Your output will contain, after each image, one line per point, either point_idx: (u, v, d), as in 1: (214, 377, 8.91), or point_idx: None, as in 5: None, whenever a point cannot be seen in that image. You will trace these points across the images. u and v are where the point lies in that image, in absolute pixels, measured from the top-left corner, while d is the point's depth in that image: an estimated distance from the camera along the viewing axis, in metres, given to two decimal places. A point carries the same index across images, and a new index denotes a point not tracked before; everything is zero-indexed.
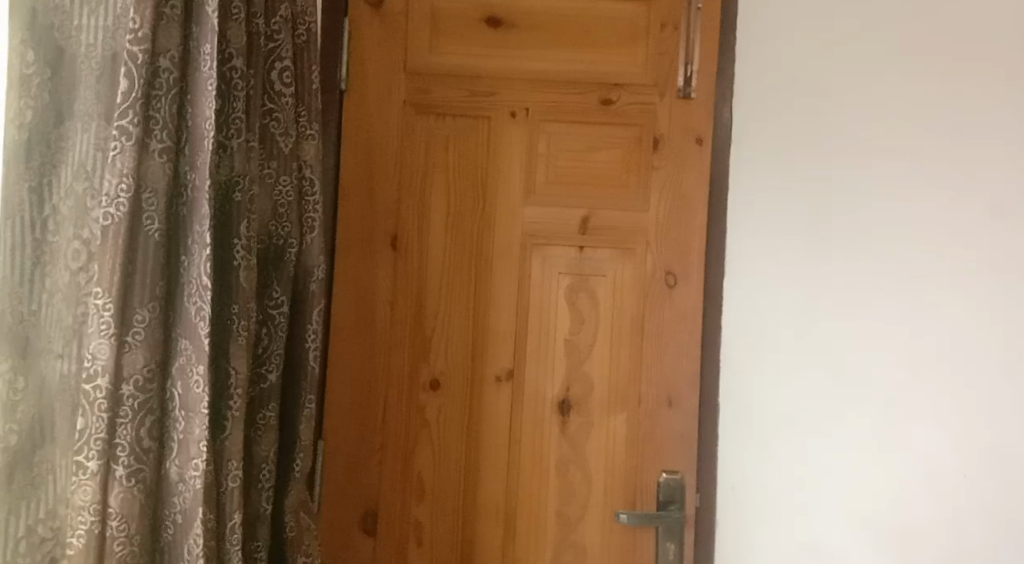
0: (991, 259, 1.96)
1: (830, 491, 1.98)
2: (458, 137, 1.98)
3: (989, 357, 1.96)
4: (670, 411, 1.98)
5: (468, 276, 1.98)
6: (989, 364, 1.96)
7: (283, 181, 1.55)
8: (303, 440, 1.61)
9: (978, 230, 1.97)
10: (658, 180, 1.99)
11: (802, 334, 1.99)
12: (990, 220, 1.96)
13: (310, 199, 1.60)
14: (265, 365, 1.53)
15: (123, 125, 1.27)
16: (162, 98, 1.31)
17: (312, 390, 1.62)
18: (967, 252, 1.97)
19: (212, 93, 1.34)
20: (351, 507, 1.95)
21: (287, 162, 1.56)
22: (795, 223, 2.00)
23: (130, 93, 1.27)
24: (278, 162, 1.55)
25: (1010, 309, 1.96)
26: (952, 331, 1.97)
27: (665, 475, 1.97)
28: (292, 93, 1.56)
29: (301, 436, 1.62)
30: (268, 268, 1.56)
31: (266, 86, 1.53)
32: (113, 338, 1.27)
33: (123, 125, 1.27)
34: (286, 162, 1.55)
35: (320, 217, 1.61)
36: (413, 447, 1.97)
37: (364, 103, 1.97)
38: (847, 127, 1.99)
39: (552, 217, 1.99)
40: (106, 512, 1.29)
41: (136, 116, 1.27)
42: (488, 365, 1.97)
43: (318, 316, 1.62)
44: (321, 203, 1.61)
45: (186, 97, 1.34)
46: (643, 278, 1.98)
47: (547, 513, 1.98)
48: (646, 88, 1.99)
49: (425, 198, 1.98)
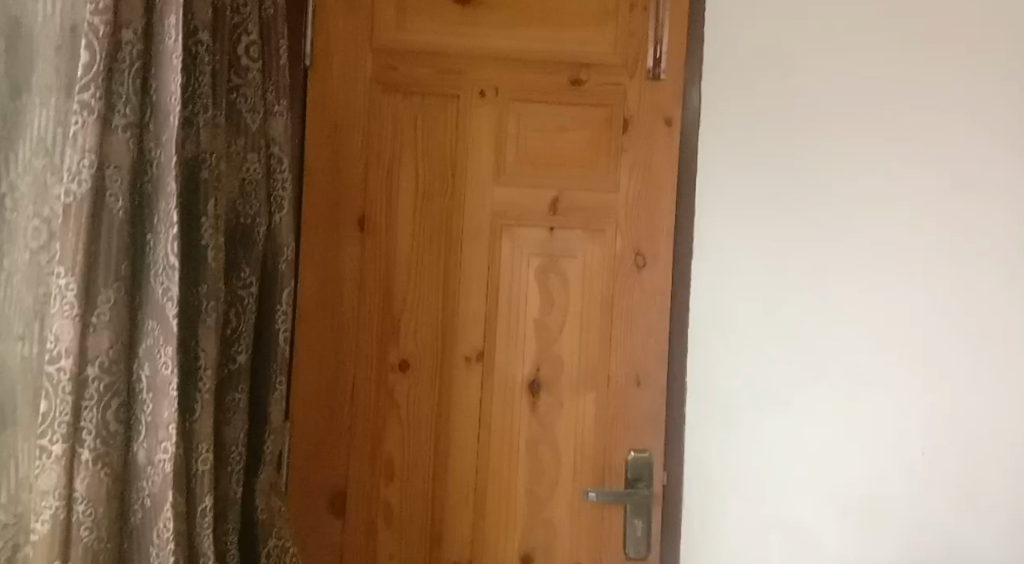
0: (957, 238, 1.99)
1: (797, 468, 1.99)
2: (426, 116, 1.96)
3: (955, 334, 1.99)
4: (639, 390, 1.97)
5: (438, 255, 1.96)
6: (953, 338, 1.99)
7: (250, 160, 1.53)
8: (274, 422, 1.59)
9: (944, 209, 1.99)
10: (628, 160, 1.98)
11: (771, 312, 1.99)
12: (956, 199, 1.99)
13: (278, 177, 1.58)
14: (234, 346, 1.50)
15: (84, 99, 1.24)
16: (125, 73, 1.28)
17: (283, 373, 1.59)
18: (933, 230, 1.99)
19: (178, 66, 1.30)
20: (319, 489, 1.94)
21: (254, 140, 1.53)
22: (765, 203, 1.99)
23: (91, 66, 1.24)
24: (245, 140, 1.52)
25: (975, 287, 1.99)
26: (919, 308, 1.99)
27: (633, 453, 1.96)
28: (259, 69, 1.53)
29: (271, 418, 1.59)
30: (235, 248, 1.52)
31: (232, 61, 1.51)
32: (76, 319, 1.24)
33: (84, 99, 1.24)
34: (253, 139, 1.53)
35: (289, 196, 1.58)
36: (381, 429, 1.95)
37: (330, 80, 1.94)
38: (816, 108, 1.99)
39: (521, 197, 1.97)
40: (72, 497, 1.26)
41: (98, 89, 1.24)
42: (458, 345, 1.96)
43: (288, 297, 1.59)
44: (290, 182, 1.59)
45: (150, 71, 1.31)
46: (612, 259, 1.98)
47: (516, 492, 1.97)
48: (616, 68, 1.98)
49: (393, 177, 1.95)
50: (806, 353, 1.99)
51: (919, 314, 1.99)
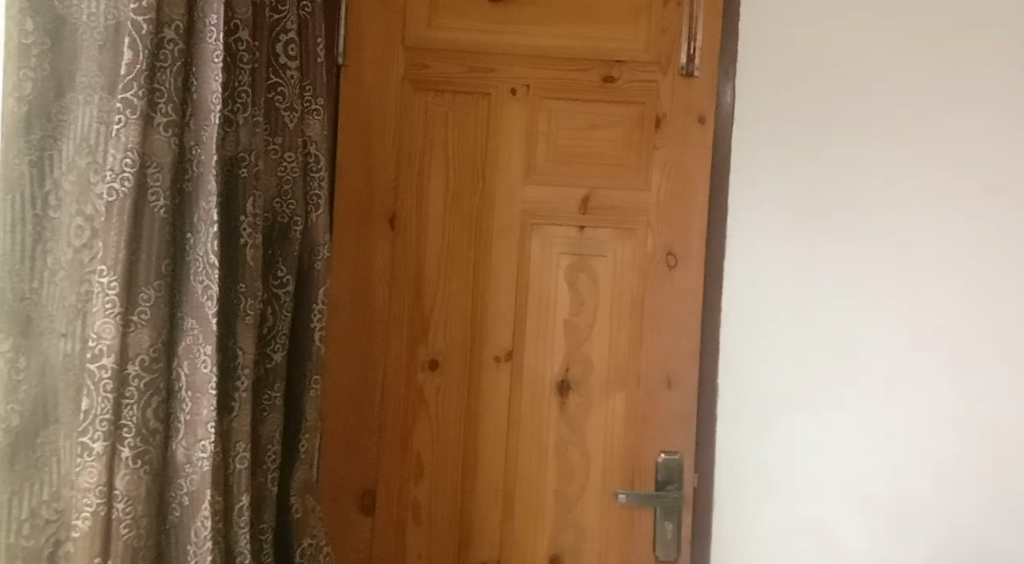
0: (997, 240, 1.95)
1: (829, 472, 1.97)
2: (457, 114, 1.96)
3: (991, 339, 1.95)
4: (669, 391, 1.96)
5: (467, 254, 1.96)
6: (992, 342, 1.95)
7: (288, 158, 1.52)
8: (309, 421, 1.59)
9: (982, 211, 1.95)
10: (660, 159, 1.97)
11: (802, 314, 1.98)
12: (996, 200, 1.94)
13: (315, 176, 1.57)
14: (271, 344, 1.51)
15: (127, 97, 1.24)
16: (167, 70, 1.28)
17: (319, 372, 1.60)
18: (971, 232, 1.95)
19: (218, 66, 1.32)
20: (349, 487, 1.94)
21: (292, 139, 1.52)
22: (796, 203, 1.98)
23: (134, 64, 1.24)
24: (283, 139, 1.52)
25: (1016, 290, 1.94)
26: (955, 311, 1.96)
27: (663, 455, 1.96)
28: (297, 67, 1.53)
29: (307, 417, 1.59)
30: (272, 247, 1.53)
31: (271, 59, 1.51)
32: (118, 317, 1.25)
33: (127, 97, 1.24)
34: (290, 139, 1.52)
35: (325, 194, 1.58)
36: (411, 428, 1.95)
37: (362, 78, 1.94)
38: (851, 107, 1.97)
39: (552, 196, 1.97)
40: (112, 495, 1.27)
41: (140, 88, 1.24)
42: (488, 345, 1.96)
43: (324, 295, 1.60)
44: (327, 181, 1.59)
45: (191, 70, 1.32)
46: (643, 258, 1.97)
47: (545, 493, 1.97)
48: (648, 65, 1.97)
49: (423, 176, 1.95)
50: (837, 354, 1.97)
51: (955, 316, 1.96)
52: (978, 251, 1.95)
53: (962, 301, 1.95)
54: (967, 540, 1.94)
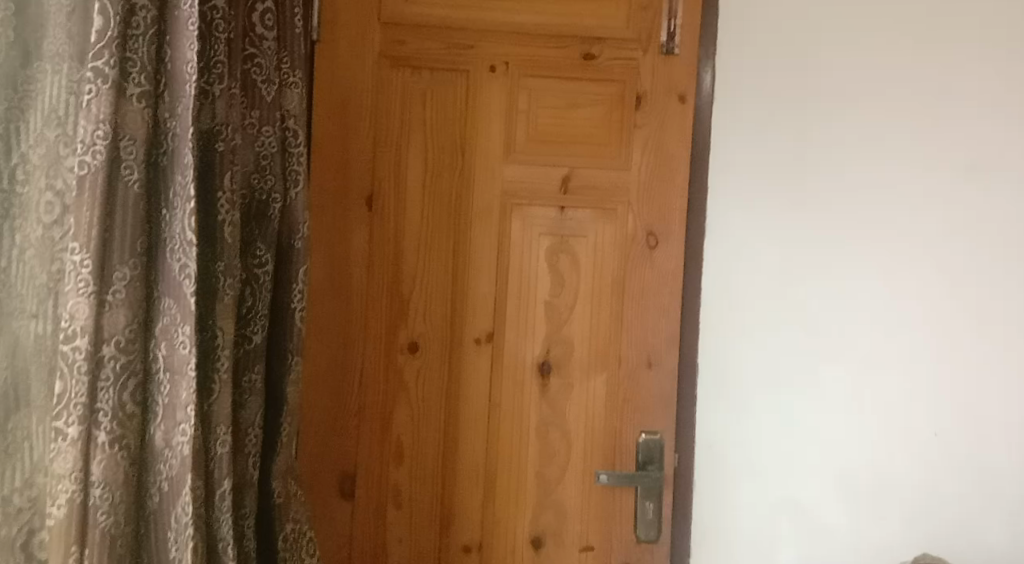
0: (975, 219, 1.96)
1: (810, 451, 1.97)
2: (435, 91, 1.92)
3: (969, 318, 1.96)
4: (651, 371, 1.94)
5: (446, 234, 1.93)
6: (971, 320, 1.96)
7: (265, 132, 1.49)
8: (292, 403, 1.56)
9: (961, 191, 1.96)
10: (641, 138, 1.94)
11: (785, 293, 1.97)
12: (974, 180, 1.96)
13: (295, 151, 1.53)
14: (250, 325, 1.47)
15: (98, 67, 1.20)
16: (139, 39, 1.24)
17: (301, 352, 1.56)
18: (951, 214, 1.96)
19: (192, 34, 1.27)
20: (329, 472, 1.91)
21: (270, 112, 1.50)
22: (778, 182, 1.96)
23: (105, 32, 1.20)
24: (260, 112, 1.49)
25: (994, 269, 1.96)
26: (935, 290, 1.96)
27: (644, 435, 1.94)
28: (274, 38, 1.50)
29: (290, 399, 1.56)
30: (251, 225, 1.49)
31: (248, 29, 1.48)
32: (92, 297, 1.22)
33: (98, 67, 1.20)
34: (268, 112, 1.49)
35: (305, 169, 1.54)
36: (391, 410, 1.92)
37: (337, 54, 1.91)
38: (832, 84, 1.96)
39: (532, 175, 1.94)
40: (88, 480, 1.23)
41: (111, 56, 1.20)
42: (467, 327, 1.93)
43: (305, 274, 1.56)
44: (306, 155, 1.54)
45: (164, 38, 1.27)
46: (624, 239, 1.95)
47: (526, 475, 1.95)
48: (629, 43, 1.94)
49: (402, 154, 1.92)
50: (818, 331, 1.97)
51: (935, 302, 1.96)
52: (956, 230, 1.96)
53: (942, 285, 1.96)
54: (941, 514, 1.96)
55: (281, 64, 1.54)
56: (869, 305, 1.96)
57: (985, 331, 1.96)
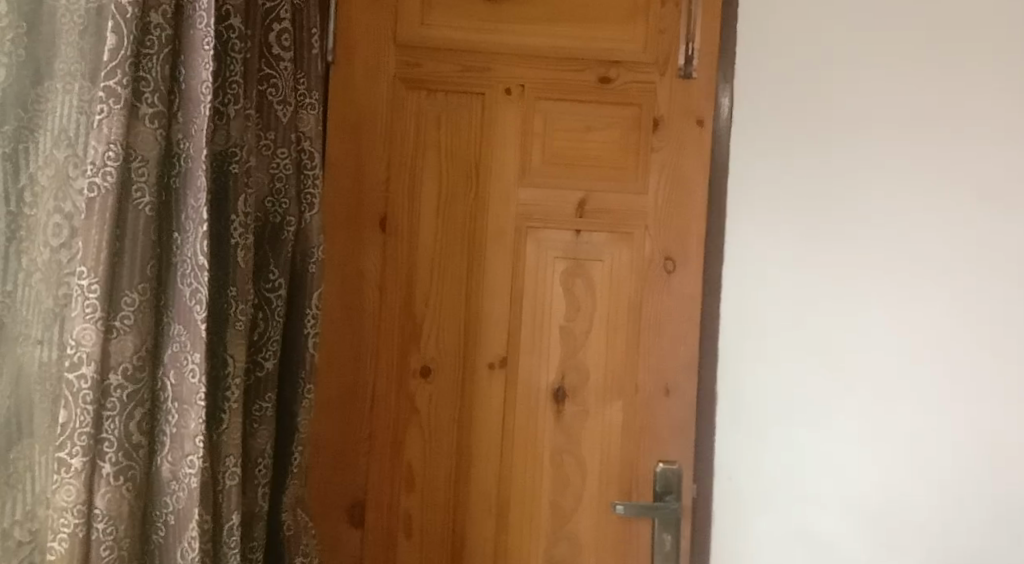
0: (986, 244, 1.90)
1: (830, 481, 1.92)
2: (451, 114, 1.90)
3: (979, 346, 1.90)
4: (668, 399, 1.91)
5: (460, 259, 1.90)
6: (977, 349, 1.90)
7: (281, 154, 1.47)
8: (303, 433, 1.53)
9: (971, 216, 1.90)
10: (657, 162, 1.92)
11: (804, 320, 1.93)
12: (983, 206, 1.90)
13: (310, 173, 1.52)
14: (262, 352, 1.44)
15: (110, 86, 1.18)
16: (153, 58, 1.22)
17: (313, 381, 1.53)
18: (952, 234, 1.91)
19: (208, 53, 1.25)
20: (339, 500, 1.88)
21: (286, 134, 1.48)
22: (796, 206, 1.93)
23: (118, 50, 1.18)
24: (276, 133, 1.47)
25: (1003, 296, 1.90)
26: (942, 316, 1.91)
27: (661, 464, 1.90)
28: (291, 59, 1.48)
29: (300, 429, 1.53)
30: (264, 248, 1.46)
31: (264, 49, 1.46)
32: (99, 323, 1.19)
33: (110, 86, 1.18)
34: (284, 134, 1.47)
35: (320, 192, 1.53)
36: (402, 437, 1.89)
37: (353, 76, 1.89)
38: (853, 108, 1.92)
39: (547, 198, 1.91)
40: (92, 514, 1.20)
41: (124, 76, 1.18)
42: (480, 352, 1.90)
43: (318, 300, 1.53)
44: (321, 179, 1.53)
45: (179, 58, 1.26)
46: (641, 263, 1.91)
47: (540, 503, 1.91)
48: (646, 66, 1.92)
49: (416, 176, 1.90)
50: (838, 359, 1.92)
51: (934, 317, 1.91)
52: (964, 256, 1.91)
53: (943, 300, 1.91)
54: (962, 548, 1.90)
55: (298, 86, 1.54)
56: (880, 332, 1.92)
57: (1002, 361, 1.90)
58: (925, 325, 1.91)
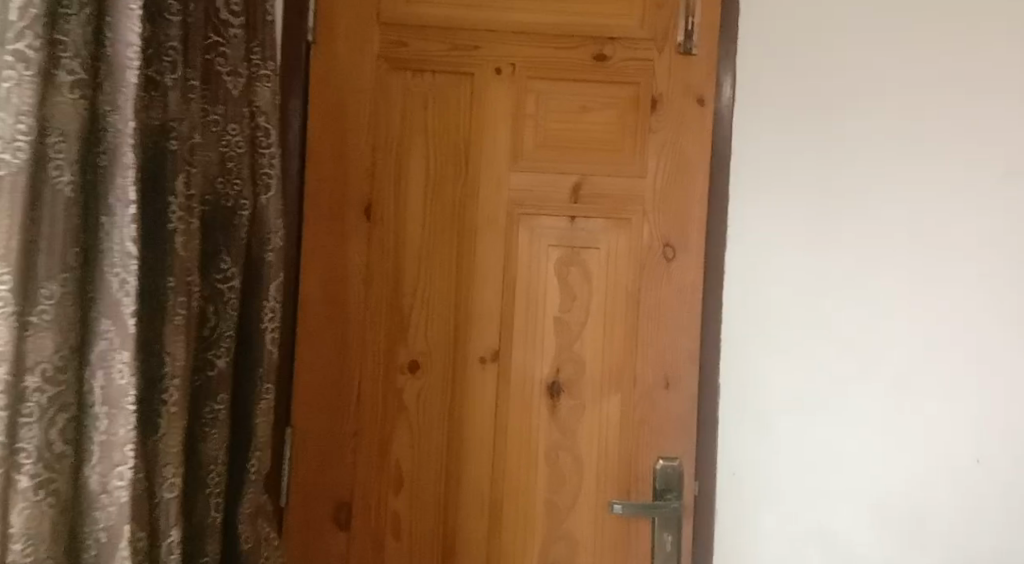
0: (998, 229, 1.83)
1: (841, 477, 1.83)
2: (437, 95, 1.81)
3: (996, 337, 1.83)
4: (668, 392, 1.81)
5: (449, 249, 1.81)
6: (992, 339, 1.83)
7: (231, 130, 1.38)
8: (259, 439, 1.43)
9: (983, 201, 1.83)
10: (657, 143, 1.82)
11: (812, 310, 1.83)
12: (995, 192, 1.84)
13: (265, 151, 1.43)
14: (213, 349, 1.35)
15: (19, 49, 1.05)
16: (72, 18, 1.11)
17: (270, 379, 1.43)
18: (964, 220, 1.83)
19: (135, 15, 1.15)
20: (321, 499, 1.79)
21: (236, 108, 1.38)
22: (805, 188, 1.84)
23: (28, 9, 1.06)
24: (226, 107, 1.37)
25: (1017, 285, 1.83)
26: (953, 305, 1.83)
27: (661, 461, 1.81)
28: (242, 26, 1.39)
29: (256, 434, 1.43)
30: (214, 236, 1.36)
31: (211, 16, 1.36)
32: (12, 319, 1.06)
33: (20, 49, 1.05)
34: (235, 108, 1.38)
35: (277, 172, 1.44)
36: (389, 433, 1.81)
37: (336, 56, 1.80)
38: (863, 85, 1.84)
39: (540, 183, 1.82)
40: (7, 534, 1.08)
41: (36, 38, 1.06)
42: (471, 345, 1.81)
43: (275, 291, 1.44)
44: (278, 157, 1.44)
45: (103, 18, 1.14)
46: (639, 251, 1.82)
47: (535, 503, 1.82)
48: (644, 42, 1.82)
49: (403, 161, 1.81)
50: (849, 348, 1.83)
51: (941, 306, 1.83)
52: (975, 243, 1.83)
53: (946, 291, 1.83)
54: (981, 546, 1.82)
55: (251, 55, 1.43)
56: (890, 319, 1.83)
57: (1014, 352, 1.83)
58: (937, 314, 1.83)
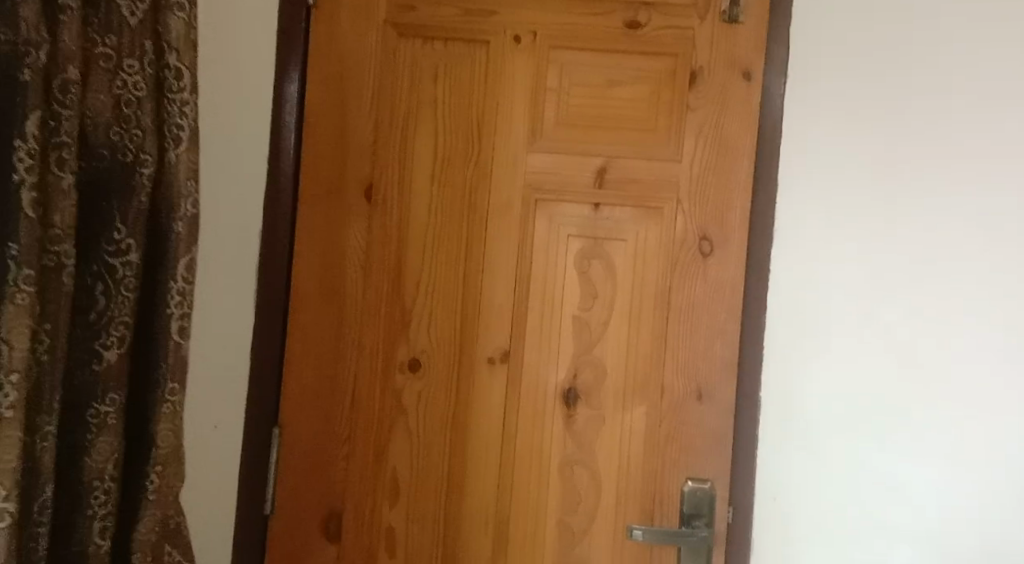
0: None
1: (896, 510, 1.60)
2: (450, 65, 1.63)
3: None
4: (700, 406, 1.61)
5: (456, 233, 1.63)
6: None
7: (128, 69, 1.19)
8: (162, 448, 1.22)
9: None
10: (694, 124, 1.62)
11: (867, 318, 1.60)
12: None
13: (175, 96, 1.22)
14: (101, 337, 1.17)
15: None
16: None
17: (176, 378, 1.23)
18: None
19: None
20: (310, 508, 1.63)
21: (135, 42, 1.20)
22: (867, 178, 1.60)
23: None
24: (120, 39, 1.19)
25: None
26: None
27: (690, 483, 1.61)
28: None
29: (161, 442, 1.22)
30: (108, 199, 1.18)
31: None
32: None
33: None
34: (134, 40, 1.20)
35: (189, 123, 1.23)
36: (386, 438, 1.64)
37: (339, 22, 1.63)
38: (941, 63, 1.60)
39: (562, 166, 1.63)
40: None
41: None
42: (479, 344, 1.63)
43: (185, 269, 1.23)
44: (191, 102, 1.23)
45: None
46: (671, 245, 1.62)
47: (545, 524, 1.64)
48: (683, 8, 1.62)
49: (408, 137, 1.63)
50: (910, 364, 1.60)
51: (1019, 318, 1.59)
52: None
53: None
54: None
55: None
56: (959, 331, 1.59)
57: None
58: (1015, 327, 1.59)
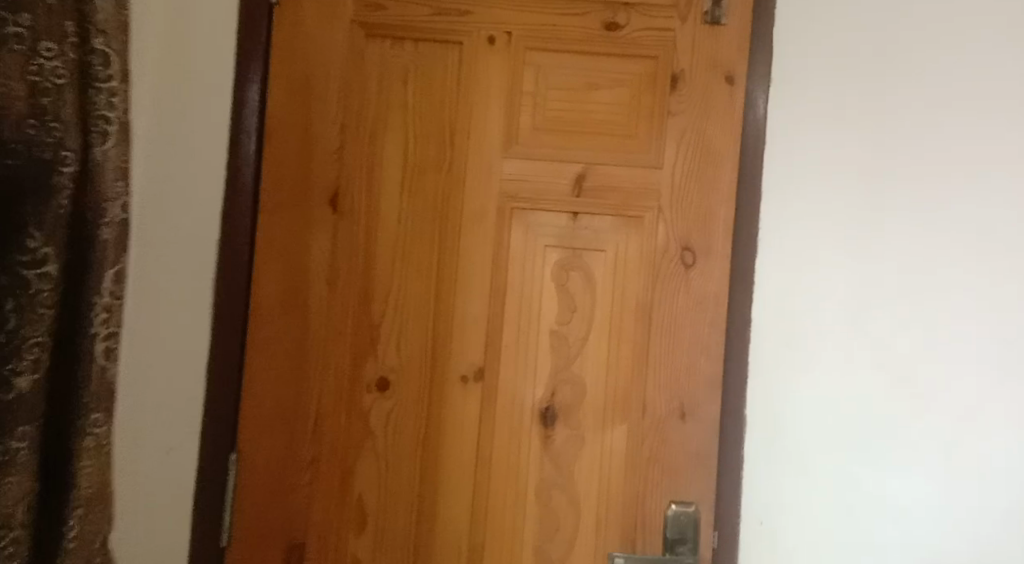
0: None
1: (889, 533, 1.52)
2: (420, 67, 1.55)
3: None
4: (684, 426, 1.53)
5: (427, 244, 1.54)
6: None
7: (47, 52, 1.10)
8: (82, 487, 1.15)
9: None
10: (676, 129, 1.53)
11: (858, 331, 1.53)
12: None
13: (101, 86, 1.16)
14: (11, 361, 1.08)
15: None
16: None
17: (99, 406, 1.17)
18: None
19: None
20: (271, 538, 1.53)
21: (54, 22, 1.11)
22: (858, 185, 1.53)
23: None
24: (39, 18, 1.09)
25: None
26: None
27: (674, 506, 1.52)
28: None
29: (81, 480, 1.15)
30: (23, 203, 1.08)
31: None
32: None
33: None
34: (53, 22, 1.11)
35: (115, 118, 1.17)
36: (352, 463, 1.54)
37: (303, 21, 1.54)
38: (933, 67, 1.53)
39: (538, 173, 1.54)
40: None
41: None
42: (452, 361, 1.54)
43: (109, 282, 1.17)
44: (118, 96, 1.18)
45: None
46: (653, 256, 1.54)
47: (522, 551, 1.54)
48: (664, 8, 1.53)
49: (376, 143, 1.55)
50: (902, 380, 1.52)
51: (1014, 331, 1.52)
52: None
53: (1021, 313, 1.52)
54: None
55: None
56: (953, 346, 1.52)
57: None
58: (1011, 341, 1.52)
